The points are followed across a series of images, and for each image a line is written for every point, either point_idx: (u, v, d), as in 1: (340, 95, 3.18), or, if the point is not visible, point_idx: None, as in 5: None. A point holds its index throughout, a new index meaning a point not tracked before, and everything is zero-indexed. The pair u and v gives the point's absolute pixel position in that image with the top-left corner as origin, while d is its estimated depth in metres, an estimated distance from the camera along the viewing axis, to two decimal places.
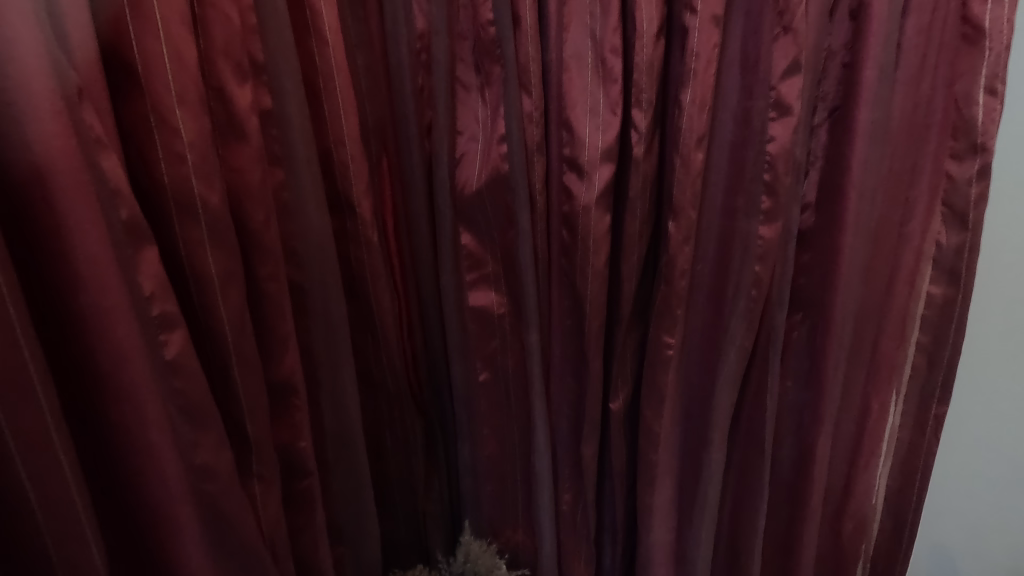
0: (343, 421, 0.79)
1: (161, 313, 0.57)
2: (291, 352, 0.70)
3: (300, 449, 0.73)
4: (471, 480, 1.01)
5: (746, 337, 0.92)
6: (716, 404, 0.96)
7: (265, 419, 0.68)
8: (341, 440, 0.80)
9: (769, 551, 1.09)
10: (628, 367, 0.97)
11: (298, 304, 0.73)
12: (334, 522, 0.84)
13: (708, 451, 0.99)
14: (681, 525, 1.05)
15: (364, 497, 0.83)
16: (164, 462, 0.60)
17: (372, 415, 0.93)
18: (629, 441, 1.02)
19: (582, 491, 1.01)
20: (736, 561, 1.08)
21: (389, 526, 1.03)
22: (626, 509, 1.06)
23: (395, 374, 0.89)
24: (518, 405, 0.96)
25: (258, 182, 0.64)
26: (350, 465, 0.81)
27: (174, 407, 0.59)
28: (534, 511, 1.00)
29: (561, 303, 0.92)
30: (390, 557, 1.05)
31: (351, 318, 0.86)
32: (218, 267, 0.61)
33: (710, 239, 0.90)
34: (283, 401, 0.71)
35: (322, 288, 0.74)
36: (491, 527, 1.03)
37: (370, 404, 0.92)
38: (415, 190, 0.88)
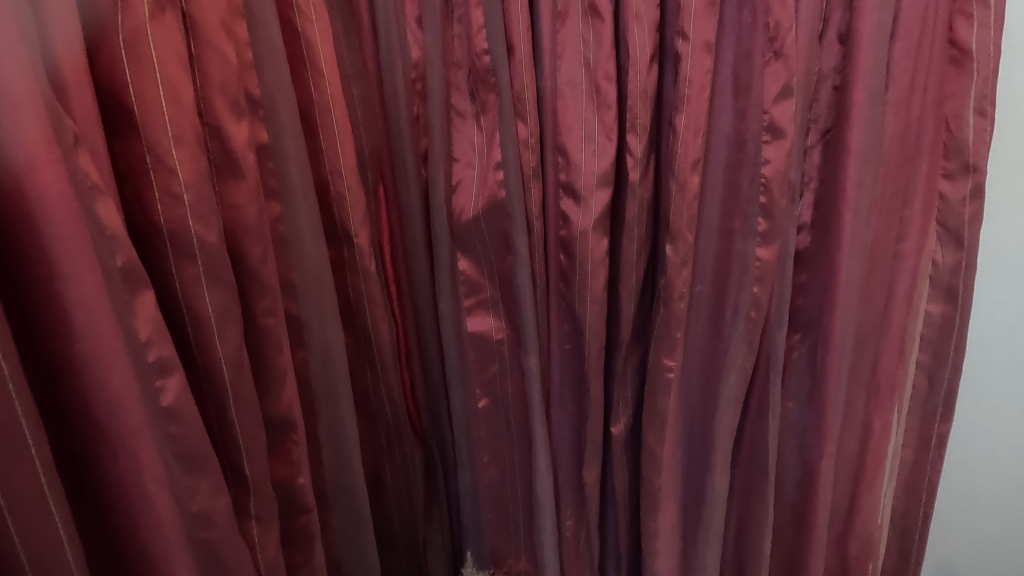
0: (343, 455, 0.78)
1: (157, 358, 0.56)
2: (289, 387, 0.69)
3: (299, 485, 0.72)
4: (472, 508, 1.00)
5: (746, 358, 0.92)
6: (715, 427, 0.95)
7: (263, 459, 0.67)
8: (341, 474, 0.79)
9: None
10: (629, 391, 0.97)
11: (296, 336, 0.73)
12: (333, 560, 0.82)
13: (711, 475, 0.97)
14: (685, 551, 1.03)
15: (365, 533, 0.82)
16: (161, 510, 0.58)
17: (371, 447, 0.91)
18: (631, 466, 1.01)
19: (585, 516, 1.00)
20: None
21: (388, 562, 0.99)
22: (631, 536, 1.05)
23: (394, 404, 0.88)
24: (518, 432, 0.95)
25: (256, 219, 0.64)
26: (348, 500, 0.80)
27: (171, 453, 0.58)
28: (537, 540, 0.98)
29: (560, 327, 0.92)
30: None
31: (348, 348, 0.85)
32: (216, 306, 0.60)
33: (708, 260, 0.91)
34: (280, 437, 0.70)
35: (320, 321, 0.73)
36: (493, 557, 1.02)
37: (368, 435, 0.90)
38: (412, 217, 0.88)
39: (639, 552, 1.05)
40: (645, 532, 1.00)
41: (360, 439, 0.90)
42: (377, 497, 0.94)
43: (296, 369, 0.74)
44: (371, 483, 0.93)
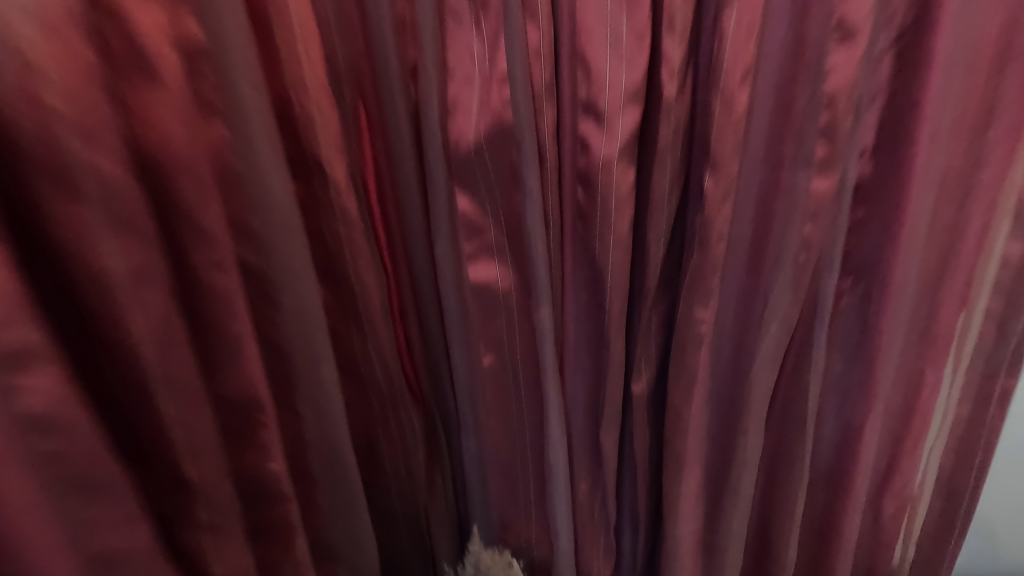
0: (328, 430, 0.67)
1: (20, 343, 0.48)
2: (251, 353, 0.60)
3: (268, 471, 0.65)
4: (476, 472, 0.90)
5: (791, 308, 0.80)
6: (750, 385, 0.85)
7: (210, 455, 0.60)
8: (329, 450, 0.68)
9: (805, 539, 1.00)
10: (653, 346, 0.85)
11: (258, 291, 0.61)
12: (323, 539, 0.74)
13: (743, 436, 0.88)
14: (709, 516, 0.95)
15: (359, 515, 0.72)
16: (33, 536, 0.51)
17: (364, 411, 0.81)
18: (653, 427, 0.91)
19: (601, 479, 0.91)
20: (769, 551, 0.99)
21: (385, 530, 0.92)
22: (650, 499, 0.96)
23: (386, 368, 0.76)
24: (528, 392, 0.85)
25: (186, 164, 0.53)
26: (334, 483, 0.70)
27: (51, 472, 0.51)
28: (550, 509, 0.89)
29: (576, 275, 0.80)
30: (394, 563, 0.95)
31: (327, 304, 0.73)
32: (127, 263, 0.51)
33: (750, 194, 0.77)
34: (246, 419, 0.63)
35: (292, 275, 0.61)
36: (501, 526, 0.93)
37: (355, 400, 0.80)
38: (401, 146, 0.73)
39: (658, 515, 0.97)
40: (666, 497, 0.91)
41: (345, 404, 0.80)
42: (373, 463, 0.85)
43: (256, 337, 0.63)
44: (363, 451, 0.84)
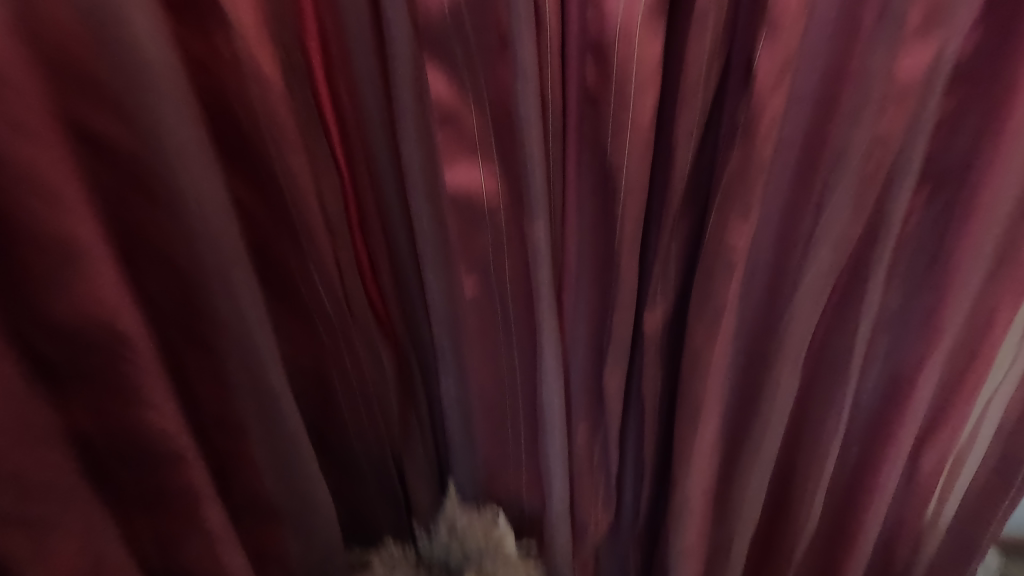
0: (253, 351, 0.57)
1: None
2: (95, 251, 0.49)
3: (132, 406, 0.54)
4: (458, 420, 0.77)
5: (851, 227, 0.64)
6: (787, 322, 0.70)
7: (16, 383, 0.48)
8: (252, 378, 0.58)
9: (830, 501, 0.87)
10: (672, 274, 0.70)
11: (130, 176, 0.51)
12: (260, 484, 0.65)
13: (773, 382, 0.73)
14: (724, 472, 0.82)
15: (300, 453, 0.63)
16: None
17: (303, 339, 0.69)
18: (667, 367, 0.78)
19: (602, 426, 0.78)
20: (790, 514, 0.86)
21: (338, 482, 0.80)
22: (655, 448, 0.84)
23: (331, 288, 0.64)
24: (520, 324, 0.71)
25: None
26: (259, 419, 0.60)
27: None
28: (542, 457, 0.77)
29: (580, 183, 0.63)
30: (352, 519, 0.83)
31: (250, 209, 0.61)
32: None
33: (813, 79, 0.59)
34: (94, 346, 0.51)
35: (163, 158, 0.50)
36: (487, 480, 0.81)
37: (287, 325, 0.68)
38: (354, 5, 0.56)
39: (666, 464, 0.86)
40: (675, 450, 0.78)
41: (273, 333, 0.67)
42: (317, 402, 0.74)
43: (126, 246, 0.53)
44: (302, 389, 0.72)
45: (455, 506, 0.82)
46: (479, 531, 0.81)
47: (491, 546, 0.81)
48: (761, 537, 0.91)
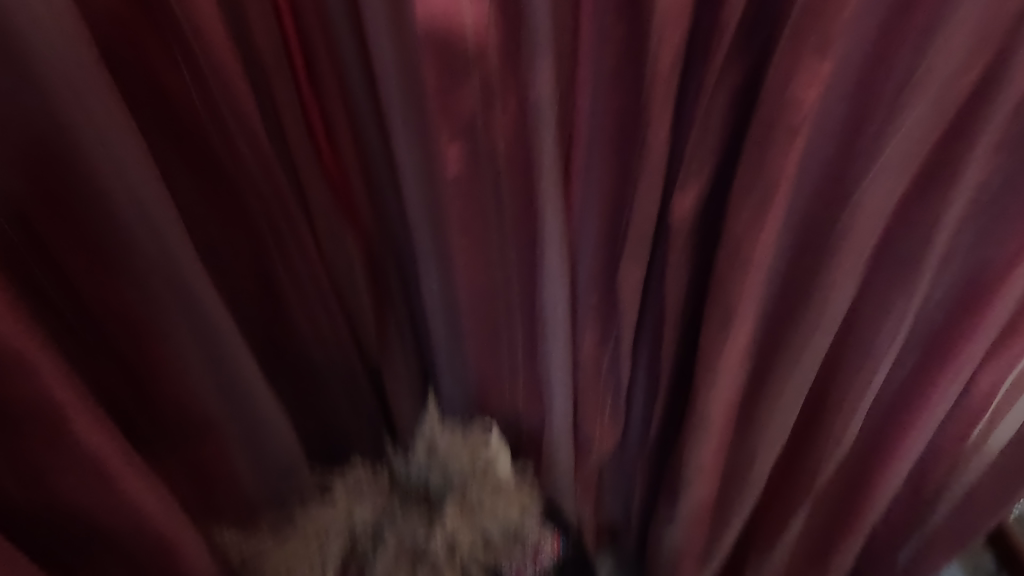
0: (147, 221, 0.47)
1: None
2: None
3: None
4: (442, 319, 0.68)
5: (961, 78, 0.48)
6: (847, 221, 0.55)
7: None
8: (156, 255, 0.49)
9: (864, 428, 0.77)
10: (711, 146, 0.55)
11: None
12: (184, 388, 0.56)
13: (826, 286, 0.59)
14: (747, 397, 0.72)
15: (227, 345, 0.55)
16: None
17: (232, 223, 0.58)
18: (695, 270, 0.64)
19: (613, 331, 0.68)
20: (816, 445, 0.76)
21: (295, 396, 0.71)
22: (672, 373, 0.73)
23: (257, 150, 0.55)
24: (517, 208, 0.58)
25: None
26: (163, 307, 0.51)
27: None
28: (542, 367, 0.67)
29: (599, 14, 0.48)
30: (312, 437, 0.74)
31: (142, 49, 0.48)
32: None
33: None
34: None
35: None
36: (478, 385, 0.72)
37: (207, 204, 0.57)
38: None
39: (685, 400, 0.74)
40: (697, 366, 0.67)
41: (180, 211, 0.55)
42: (250, 299, 0.63)
43: None
44: (232, 284, 0.61)
45: (438, 427, 0.75)
46: (466, 454, 0.73)
47: (478, 471, 0.72)
48: (780, 466, 0.83)
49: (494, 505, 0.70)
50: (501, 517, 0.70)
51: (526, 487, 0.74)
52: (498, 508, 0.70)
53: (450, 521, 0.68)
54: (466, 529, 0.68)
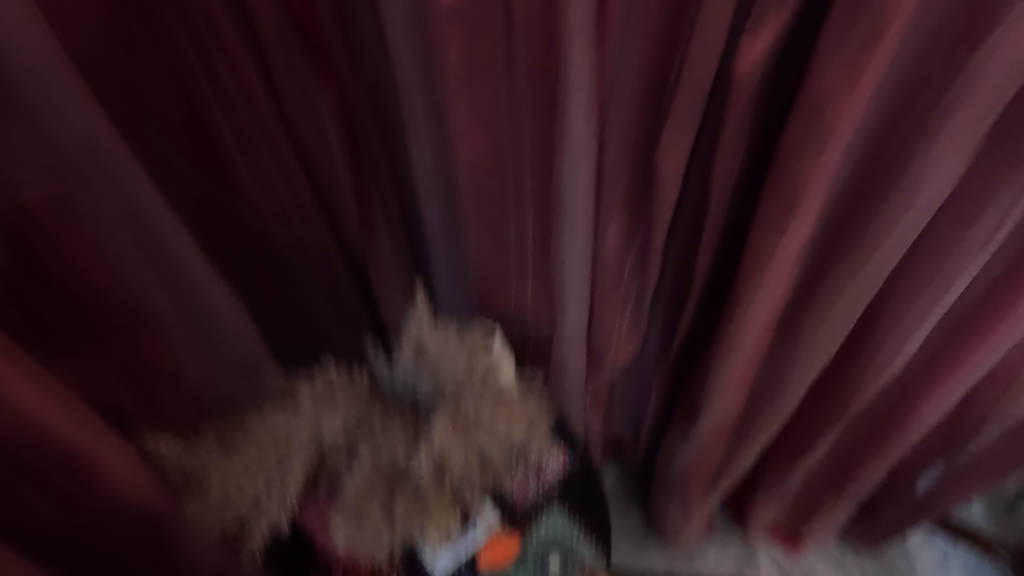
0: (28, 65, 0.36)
1: None
2: None
3: None
4: (439, 209, 0.59)
5: None
6: (961, 92, 0.42)
7: None
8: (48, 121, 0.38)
9: (916, 356, 0.68)
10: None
11: None
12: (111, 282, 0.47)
13: (916, 178, 0.47)
14: (789, 313, 0.63)
15: (159, 229, 0.46)
16: None
17: (161, 74, 0.47)
18: (753, 158, 0.53)
19: (644, 224, 0.60)
20: (856, 368, 0.68)
21: (256, 290, 0.65)
22: (707, 273, 0.64)
23: None
24: (537, 65, 0.45)
25: None
26: (65, 181, 0.41)
27: None
28: (557, 270, 0.58)
29: None
30: (275, 332, 0.70)
31: None
32: None
33: None
34: None
35: None
36: (482, 285, 0.65)
37: (119, 45, 0.44)
38: None
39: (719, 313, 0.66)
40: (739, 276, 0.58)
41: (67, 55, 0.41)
42: (195, 174, 0.54)
43: None
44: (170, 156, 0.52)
45: (427, 331, 0.64)
46: (462, 363, 0.62)
47: (475, 383, 0.62)
48: (813, 387, 0.76)
49: (496, 419, 0.60)
50: (503, 433, 0.60)
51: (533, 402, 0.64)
52: (500, 423, 0.60)
53: (441, 435, 0.59)
54: (461, 445, 0.59)
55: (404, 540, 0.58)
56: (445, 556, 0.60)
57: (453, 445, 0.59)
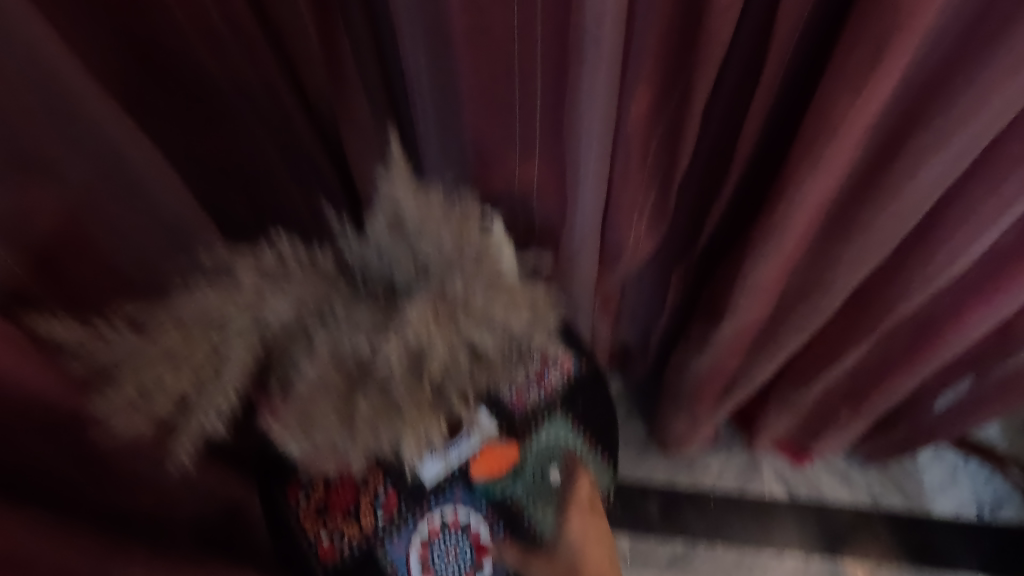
0: None
1: None
2: None
3: None
4: (427, 64, 0.48)
5: None
6: None
7: None
8: None
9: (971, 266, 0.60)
10: None
11: None
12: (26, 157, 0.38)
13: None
14: (841, 206, 0.54)
15: (68, 92, 0.37)
16: None
17: None
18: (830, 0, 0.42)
19: (676, 93, 0.49)
20: (906, 276, 0.60)
21: (199, 141, 0.52)
22: (750, 151, 0.53)
23: None
24: None
25: None
26: None
27: None
28: (573, 147, 0.49)
29: None
30: (218, 189, 0.56)
31: None
32: None
33: None
34: None
35: None
36: (480, 165, 0.55)
37: None
38: None
39: (758, 200, 0.58)
40: (791, 163, 0.49)
41: None
42: (139, 48, 0.43)
43: None
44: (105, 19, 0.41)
45: (410, 196, 0.47)
46: (452, 241, 0.47)
47: (471, 268, 0.46)
48: (850, 299, 0.68)
49: (494, 313, 0.44)
50: (501, 333, 0.45)
51: (540, 298, 0.48)
52: (500, 319, 0.45)
53: (426, 328, 0.42)
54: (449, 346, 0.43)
55: (372, 448, 0.45)
56: (432, 464, 0.58)
57: (440, 343, 0.42)
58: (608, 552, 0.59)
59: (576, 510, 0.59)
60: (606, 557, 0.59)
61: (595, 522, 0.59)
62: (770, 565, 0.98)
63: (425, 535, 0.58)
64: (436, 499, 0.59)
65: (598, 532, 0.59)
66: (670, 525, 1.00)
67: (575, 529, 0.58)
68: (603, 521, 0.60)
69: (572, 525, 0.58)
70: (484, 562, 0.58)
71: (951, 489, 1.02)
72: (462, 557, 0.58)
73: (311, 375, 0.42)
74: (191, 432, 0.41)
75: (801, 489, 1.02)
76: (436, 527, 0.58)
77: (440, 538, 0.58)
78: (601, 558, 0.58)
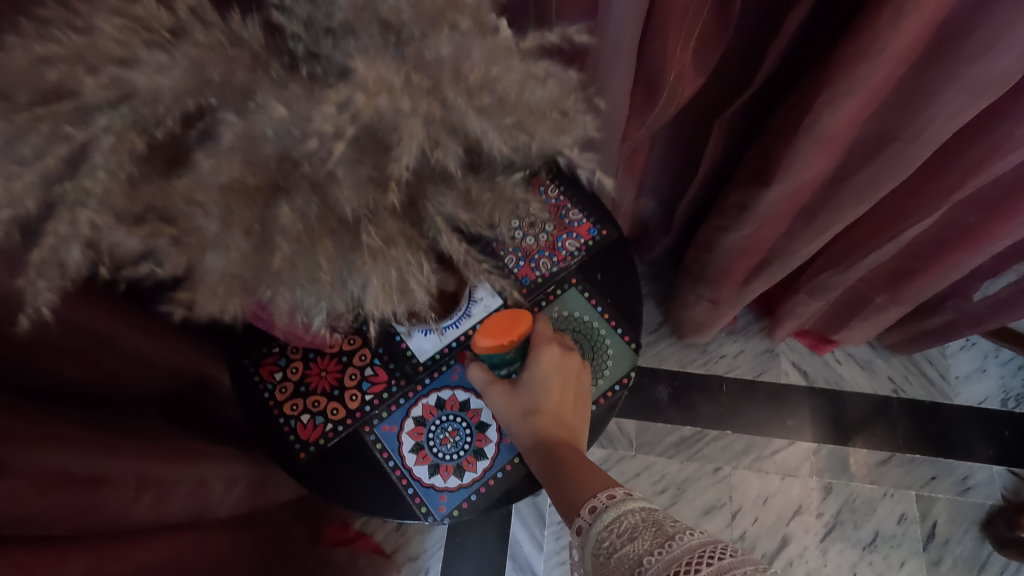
0: None
1: None
2: None
3: None
4: None
5: None
6: None
7: None
8: None
9: None
10: None
11: None
12: None
13: None
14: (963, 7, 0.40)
15: None
16: None
17: None
18: None
19: None
20: (1008, 124, 0.47)
21: None
22: None
23: None
24: None
25: None
26: None
27: None
28: None
29: None
30: None
31: None
32: None
33: None
34: None
35: None
36: None
37: None
38: None
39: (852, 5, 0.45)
40: None
41: None
42: None
43: None
44: None
45: None
46: None
47: (474, 30, 0.27)
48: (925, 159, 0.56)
49: (516, 101, 0.28)
50: (517, 134, 0.28)
51: (573, 85, 0.31)
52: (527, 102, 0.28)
53: (399, 117, 0.25)
54: (426, 145, 0.27)
55: (337, 297, 0.30)
56: (426, 338, 0.53)
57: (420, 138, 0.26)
58: (579, 395, 0.49)
59: (545, 340, 0.49)
60: (573, 401, 0.48)
61: (567, 359, 0.49)
62: (779, 448, 0.93)
63: (418, 416, 0.52)
64: (431, 378, 0.53)
65: (571, 369, 0.49)
66: (680, 410, 0.94)
67: (542, 359, 0.48)
68: (578, 361, 0.49)
69: (541, 359, 0.48)
70: (486, 447, 0.51)
71: (977, 378, 0.96)
72: (461, 440, 0.51)
73: (210, 200, 0.25)
74: (45, 262, 0.26)
75: (819, 377, 0.97)
76: (430, 408, 0.52)
77: (436, 419, 0.52)
78: (567, 400, 0.48)
